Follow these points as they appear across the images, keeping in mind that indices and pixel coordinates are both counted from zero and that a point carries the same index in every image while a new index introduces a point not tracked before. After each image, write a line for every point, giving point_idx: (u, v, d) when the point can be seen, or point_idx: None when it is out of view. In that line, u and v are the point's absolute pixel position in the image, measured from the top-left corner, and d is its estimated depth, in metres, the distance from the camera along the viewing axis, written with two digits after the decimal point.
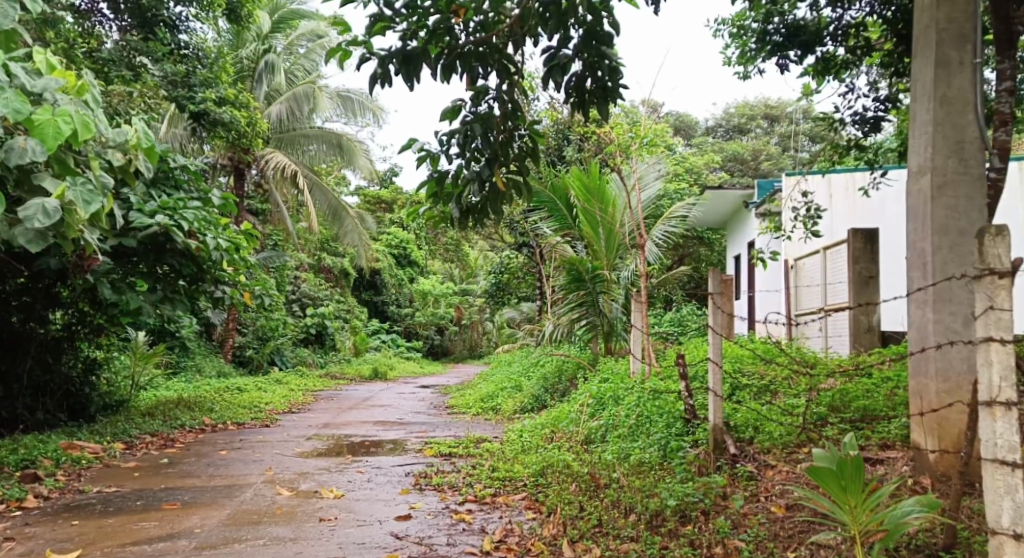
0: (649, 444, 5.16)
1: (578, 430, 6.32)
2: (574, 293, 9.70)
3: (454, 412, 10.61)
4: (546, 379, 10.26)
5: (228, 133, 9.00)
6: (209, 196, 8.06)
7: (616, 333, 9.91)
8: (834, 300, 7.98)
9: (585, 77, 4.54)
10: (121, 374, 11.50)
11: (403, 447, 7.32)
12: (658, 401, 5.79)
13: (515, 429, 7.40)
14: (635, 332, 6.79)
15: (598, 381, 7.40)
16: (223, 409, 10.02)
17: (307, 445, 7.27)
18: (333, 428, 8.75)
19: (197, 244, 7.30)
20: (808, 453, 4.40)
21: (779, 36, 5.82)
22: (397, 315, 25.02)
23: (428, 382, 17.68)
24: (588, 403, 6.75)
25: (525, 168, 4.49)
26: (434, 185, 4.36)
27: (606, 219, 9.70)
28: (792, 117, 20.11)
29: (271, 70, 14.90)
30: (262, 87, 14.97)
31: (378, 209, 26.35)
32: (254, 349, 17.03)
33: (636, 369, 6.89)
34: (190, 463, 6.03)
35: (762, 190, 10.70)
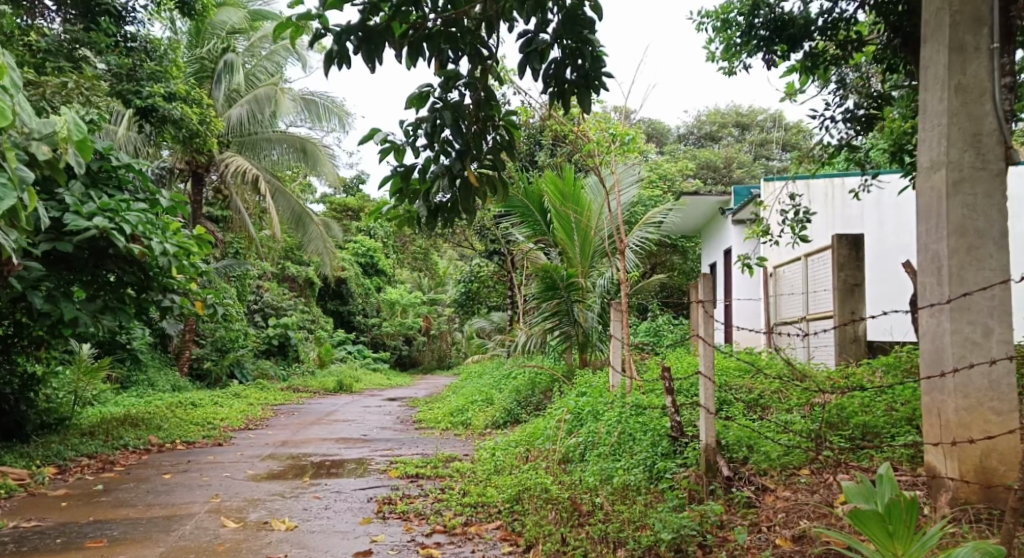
0: (632, 466, 4.72)
1: (554, 448, 5.90)
2: (547, 301, 9.30)
3: (421, 427, 10.13)
4: (518, 391, 9.84)
5: (179, 133, 8.55)
6: (156, 198, 7.62)
7: (592, 345, 9.44)
8: (818, 310, 7.62)
9: (565, 65, 4.12)
10: (68, 389, 10.88)
11: (367, 467, 6.83)
12: (641, 417, 5.39)
13: (487, 447, 6.94)
14: (614, 342, 6.43)
15: (575, 394, 6.99)
16: (174, 427, 9.43)
17: (261, 467, 6.75)
18: (291, 447, 8.21)
19: (141, 249, 6.85)
20: (809, 476, 3.96)
21: (764, 31, 5.39)
22: (363, 325, 24.45)
23: (395, 394, 17.09)
24: (565, 419, 6.34)
25: (500, 163, 4.05)
26: (399, 181, 3.91)
27: (581, 225, 9.45)
28: (763, 125, 19.97)
29: (231, 70, 14.27)
30: (221, 88, 14.41)
31: (344, 217, 25.81)
32: (213, 361, 16.35)
33: (616, 382, 6.47)
34: (127, 491, 5.60)
35: (739, 197, 10.44)
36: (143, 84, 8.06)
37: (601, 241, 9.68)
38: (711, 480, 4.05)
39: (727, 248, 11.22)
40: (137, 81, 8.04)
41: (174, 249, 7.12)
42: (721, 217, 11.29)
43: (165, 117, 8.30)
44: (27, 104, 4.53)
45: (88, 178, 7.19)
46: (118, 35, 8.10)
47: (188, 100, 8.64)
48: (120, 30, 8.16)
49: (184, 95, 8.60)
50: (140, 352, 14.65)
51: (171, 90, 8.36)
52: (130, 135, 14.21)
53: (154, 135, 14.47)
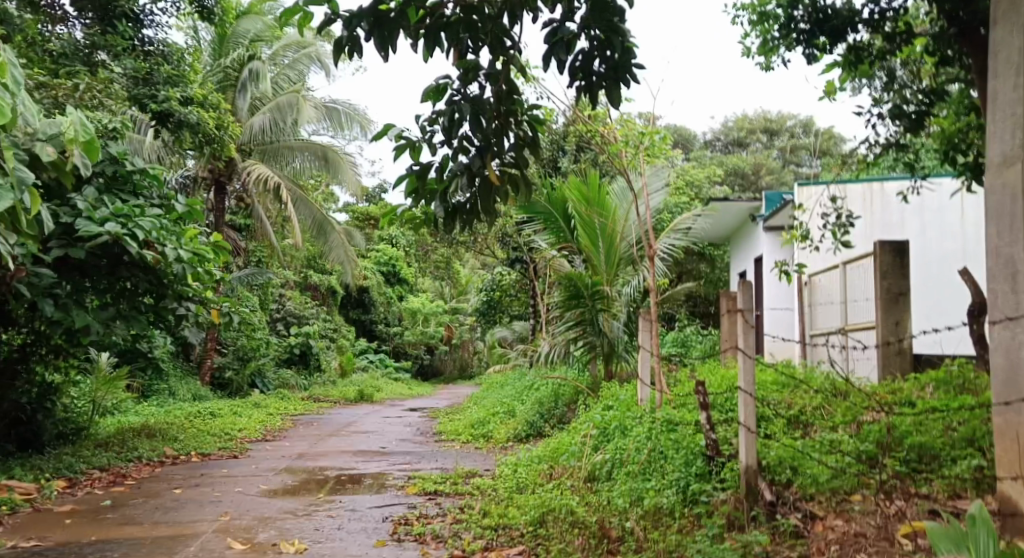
0: (665, 487, 4.44)
1: (580, 465, 5.62)
2: (571, 310, 9.02)
3: (441, 440, 9.85)
4: (540, 403, 9.55)
5: (196, 138, 8.42)
6: (171, 204, 7.46)
7: (617, 355, 9.13)
8: (858, 321, 7.27)
9: (593, 56, 3.86)
10: (86, 398, 10.75)
11: (385, 483, 6.56)
12: (673, 434, 5.08)
13: (510, 462, 6.65)
14: (642, 354, 6.13)
15: (601, 408, 6.68)
16: (190, 438, 9.24)
17: (275, 482, 6.51)
18: (308, 460, 7.97)
19: (154, 255, 6.67)
20: (863, 502, 3.66)
21: (805, 24, 5.08)
22: (385, 334, 24.27)
23: (416, 404, 16.83)
24: (591, 434, 6.03)
25: (523, 161, 3.78)
26: (415, 180, 3.70)
27: (606, 231, 9.19)
28: (792, 131, 19.57)
29: (255, 78, 14.19)
30: (245, 96, 14.33)
31: (367, 226, 25.73)
32: (235, 370, 16.20)
33: (644, 396, 6.13)
34: (135, 507, 5.39)
35: (770, 203, 10.17)
36: (158, 88, 7.89)
37: (627, 249, 9.42)
38: (752, 505, 3.74)
39: (758, 256, 10.91)
40: (152, 85, 7.88)
41: (188, 256, 6.94)
42: (752, 224, 10.99)
43: (182, 122, 8.13)
44: (31, 103, 4.28)
45: (103, 183, 7.04)
46: (136, 39, 8.04)
47: (206, 105, 8.46)
48: (138, 34, 8.08)
49: (201, 99, 8.44)
50: (161, 361, 14.54)
51: (187, 94, 8.18)
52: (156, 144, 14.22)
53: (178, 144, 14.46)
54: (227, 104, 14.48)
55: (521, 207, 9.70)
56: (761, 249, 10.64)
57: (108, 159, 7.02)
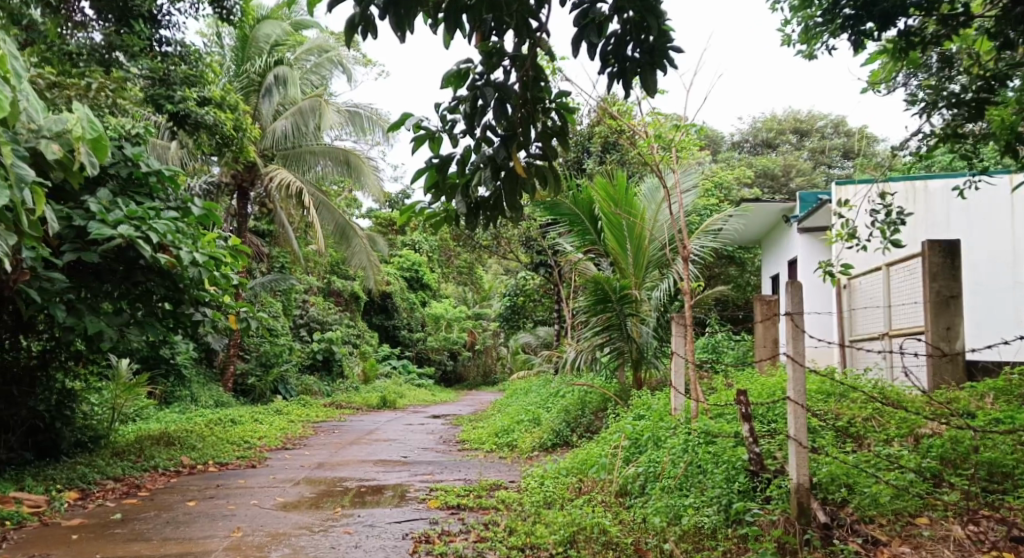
0: (705, 506, 4.18)
1: (611, 478, 5.36)
2: (598, 315, 8.73)
3: (464, 449, 9.57)
4: (566, 411, 9.26)
5: (213, 140, 8.27)
6: (187, 206, 7.29)
7: (647, 361, 8.81)
8: (904, 326, 6.92)
9: (626, 40, 3.59)
10: (106, 406, 10.65)
11: (406, 496, 6.30)
12: (711, 446, 4.80)
13: (536, 474, 6.37)
14: (675, 360, 5.84)
15: (632, 418, 6.37)
16: (210, 446, 9.07)
17: (292, 494, 6.28)
18: (327, 470, 7.75)
19: (169, 259, 6.49)
20: (930, 526, 3.42)
21: (850, 8, 4.76)
22: (408, 340, 24.07)
23: (440, 411, 16.57)
24: (622, 445, 5.76)
25: (551, 152, 3.52)
26: (434, 173, 3.47)
27: (634, 233, 8.93)
28: (823, 132, 19.14)
29: (282, 83, 14.12)
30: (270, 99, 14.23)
31: (390, 232, 25.72)
32: (257, 377, 16.05)
33: (679, 405, 5.85)
34: (146, 521, 5.18)
35: (804, 203, 9.84)
36: (175, 89, 7.72)
37: (659, 249, 9.07)
38: (804, 527, 3.49)
39: (792, 258, 10.55)
40: (169, 85, 7.72)
41: (204, 259, 6.75)
42: (785, 225, 10.63)
43: (199, 124, 7.96)
44: (34, 97, 4.14)
45: (118, 186, 6.88)
46: (152, 40, 7.71)
47: (224, 106, 8.29)
48: (155, 35, 7.72)
49: (219, 101, 8.29)
50: (184, 368, 14.43)
51: (205, 94, 8.01)
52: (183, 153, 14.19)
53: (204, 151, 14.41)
54: (250, 108, 14.39)
55: (546, 209, 9.46)
56: (795, 251, 10.29)
57: (123, 161, 6.86)
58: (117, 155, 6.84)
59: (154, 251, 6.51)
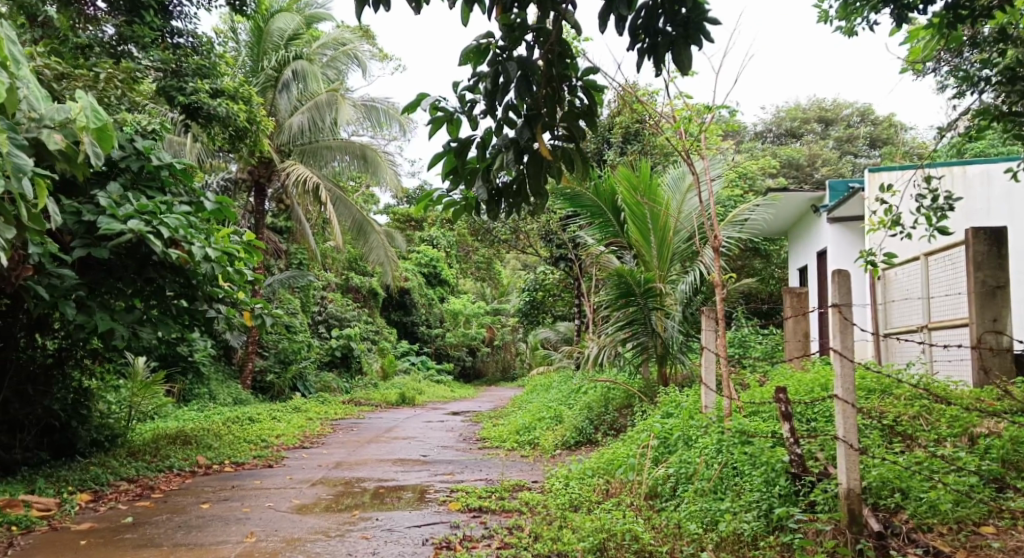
0: (745, 511, 3.96)
1: (641, 480, 5.14)
2: (621, 310, 8.49)
3: (485, 447, 9.36)
4: (589, 408, 9.02)
5: (226, 132, 8.08)
6: (199, 200, 7.10)
7: (672, 357, 8.49)
8: (946, 318, 6.62)
9: (657, 12, 3.33)
10: (123, 405, 10.53)
11: (426, 497, 6.09)
12: (746, 446, 4.56)
13: (561, 474, 6.14)
14: (705, 354, 5.60)
15: (661, 416, 6.11)
16: (226, 445, 8.91)
17: (309, 496, 6.08)
18: (345, 470, 7.55)
19: (180, 254, 6.30)
20: (995, 534, 3.23)
21: None
22: (427, 336, 23.90)
23: (459, 407, 16.38)
24: (651, 444, 5.53)
25: (578, 133, 3.26)
26: (453, 158, 3.25)
27: (657, 225, 8.68)
28: (848, 120, 18.76)
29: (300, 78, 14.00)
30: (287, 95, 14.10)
31: (408, 227, 25.61)
32: (276, 374, 15.92)
33: (710, 403, 5.60)
34: (157, 525, 5.01)
35: (834, 192, 9.54)
36: (187, 80, 7.54)
37: (683, 243, 8.87)
38: (856, 537, 3.28)
39: (821, 250, 10.24)
40: (181, 77, 7.54)
41: (217, 254, 6.57)
42: (814, 215, 10.32)
43: (212, 116, 7.78)
44: (36, 86, 3.94)
45: (128, 180, 6.71)
46: (164, 31, 7.63)
47: (237, 97, 8.11)
48: (167, 25, 7.65)
49: (232, 92, 8.08)
50: (202, 365, 14.32)
51: (217, 85, 7.82)
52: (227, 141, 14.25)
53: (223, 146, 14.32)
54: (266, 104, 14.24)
55: (567, 200, 9.21)
56: (824, 242, 9.97)
57: (133, 154, 6.68)
58: (127, 149, 6.67)
59: (166, 247, 6.33)
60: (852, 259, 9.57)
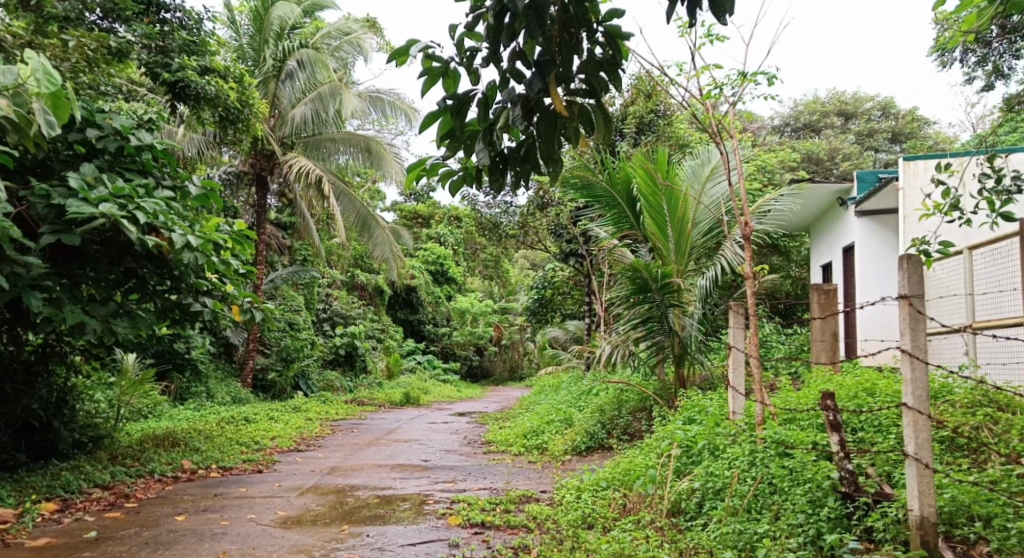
0: (789, 537, 3.46)
1: (663, 495, 4.62)
2: (635, 306, 7.96)
3: (490, 451, 8.83)
4: (601, 411, 8.50)
5: (216, 113, 7.57)
6: (184, 186, 6.65)
7: (690, 357, 7.92)
8: (996, 318, 6.08)
9: None
10: (112, 404, 10.05)
11: (424, 509, 5.58)
12: (783, 459, 4.04)
13: (572, 485, 5.62)
14: (734, 354, 5.08)
15: (682, 422, 5.57)
16: (216, 447, 8.43)
17: (296, 507, 5.58)
18: (340, 476, 7.05)
19: (159, 241, 5.80)
20: None
21: None
22: (433, 334, 23.32)
23: (465, 408, 15.87)
24: (674, 453, 4.99)
25: (599, 87, 2.74)
26: (449, 114, 2.76)
27: (675, 216, 8.17)
28: (869, 115, 18.18)
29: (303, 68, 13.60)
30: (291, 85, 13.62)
31: (415, 225, 25.28)
32: (278, 372, 15.43)
33: (739, 409, 5.07)
34: (121, 541, 4.52)
35: (862, 183, 8.98)
36: (173, 56, 7.03)
37: (701, 236, 8.38)
38: None
39: (847, 245, 9.69)
40: (167, 53, 7.03)
41: (200, 243, 6.06)
42: (841, 208, 9.76)
43: (200, 95, 7.28)
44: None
45: (106, 161, 6.20)
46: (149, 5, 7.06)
47: (227, 77, 7.60)
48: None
49: (223, 71, 7.57)
50: (200, 362, 13.82)
51: (205, 63, 7.32)
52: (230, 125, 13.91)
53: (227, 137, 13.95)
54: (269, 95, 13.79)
55: (579, 190, 8.70)
56: (851, 237, 9.42)
57: (111, 134, 6.19)
58: (104, 128, 6.17)
59: (144, 233, 5.84)
60: (883, 254, 9.01)
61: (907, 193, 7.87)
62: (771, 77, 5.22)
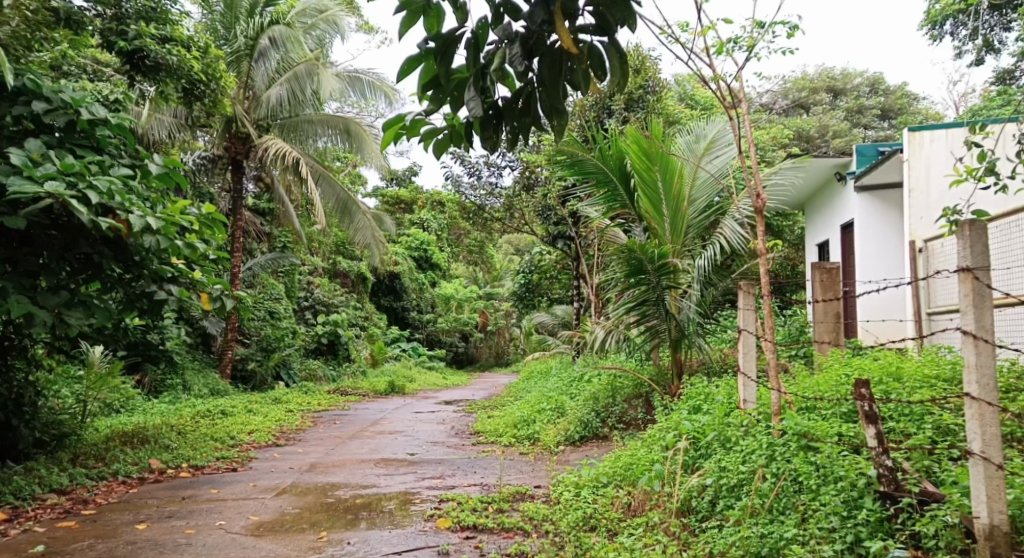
0: (824, 544, 3.21)
1: (671, 494, 4.24)
2: (631, 289, 7.53)
3: (479, 443, 8.42)
4: (595, 399, 8.10)
5: (179, 86, 7.06)
6: (145, 164, 6.13)
7: (688, 341, 7.56)
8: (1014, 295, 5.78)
9: None
10: (77, 399, 9.52)
11: (410, 510, 5.16)
12: (808, 456, 3.69)
13: (569, 481, 5.21)
14: (744, 338, 4.66)
15: (688, 412, 5.18)
16: (189, 445, 7.95)
17: (271, 510, 5.15)
18: (319, 473, 6.61)
19: (115, 224, 5.30)
20: None
21: None
22: (418, 321, 22.81)
23: (451, 396, 15.45)
24: (681, 446, 4.59)
25: (613, 22, 2.28)
26: (432, 60, 2.33)
27: (670, 194, 7.76)
28: (857, 91, 17.82)
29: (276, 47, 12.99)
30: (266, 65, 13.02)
31: (397, 210, 24.80)
32: (258, 362, 14.91)
33: (750, 396, 4.66)
34: None
35: (861, 157, 8.59)
36: (129, 24, 6.53)
37: (698, 214, 7.97)
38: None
39: (846, 222, 9.30)
40: (123, 20, 6.52)
41: (162, 225, 5.57)
42: (838, 184, 9.38)
43: (160, 65, 6.74)
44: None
45: (55, 138, 5.71)
46: None
47: (190, 47, 7.05)
48: None
49: (185, 41, 7.03)
50: (176, 353, 13.30)
51: (165, 31, 6.78)
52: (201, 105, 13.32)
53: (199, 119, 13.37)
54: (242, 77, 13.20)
55: (568, 167, 8.25)
56: (850, 213, 9.03)
57: (61, 108, 5.67)
58: (54, 101, 5.65)
59: (98, 216, 5.35)
60: (883, 231, 8.64)
61: (913, 165, 7.48)
62: (793, 24, 4.75)
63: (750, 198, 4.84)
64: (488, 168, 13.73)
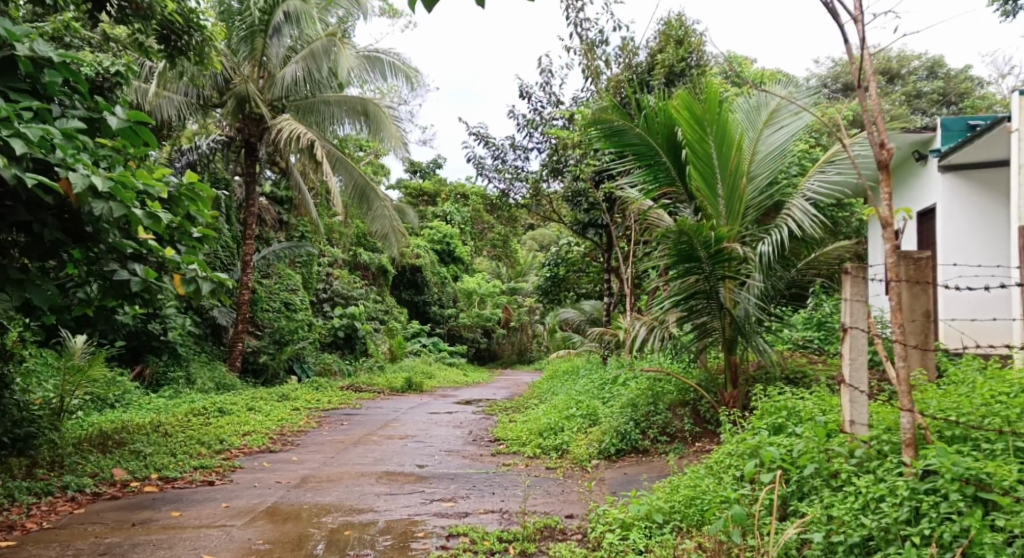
0: None
1: (766, 546, 3.20)
2: (680, 279, 6.36)
3: (499, 454, 7.32)
4: (634, 406, 6.96)
5: (150, 25, 6.08)
6: (102, 116, 5.12)
7: (745, 341, 6.40)
8: None
9: None
10: (53, 390, 8.55)
11: (408, 550, 4.07)
12: (982, 519, 2.94)
13: (612, 516, 4.07)
14: (851, 337, 3.60)
15: (768, 433, 4.07)
16: (168, 450, 6.93)
17: (234, 547, 4.14)
18: (310, 490, 5.56)
19: (51, 182, 4.29)
20: None
21: None
22: (439, 316, 21.67)
23: (471, 395, 14.34)
24: (768, 481, 3.50)
25: None
26: None
27: (727, 168, 6.59)
28: (916, 73, 16.42)
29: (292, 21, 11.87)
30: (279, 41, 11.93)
31: (420, 203, 23.86)
32: (270, 355, 13.86)
33: (857, 420, 3.61)
34: None
35: (947, 132, 7.30)
36: None
37: (759, 193, 6.81)
38: None
39: (926, 209, 8.05)
40: None
41: (114, 186, 4.54)
42: (918, 164, 8.13)
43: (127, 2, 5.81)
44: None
45: None
46: None
47: None
48: None
49: None
50: (179, 345, 12.37)
51: None
52: (213, 82, 12.28)
53: (208, 97, 12.39)
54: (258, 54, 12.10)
55: (605, 137, 7.02)
56: (932, 197, 7.81)
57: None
58: None
59: (30, 172, 4.34)
60: (977, 216, 7.39)
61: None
62: None
63: (871, 151, 3.66)
64: (514, 151, 12.59)
